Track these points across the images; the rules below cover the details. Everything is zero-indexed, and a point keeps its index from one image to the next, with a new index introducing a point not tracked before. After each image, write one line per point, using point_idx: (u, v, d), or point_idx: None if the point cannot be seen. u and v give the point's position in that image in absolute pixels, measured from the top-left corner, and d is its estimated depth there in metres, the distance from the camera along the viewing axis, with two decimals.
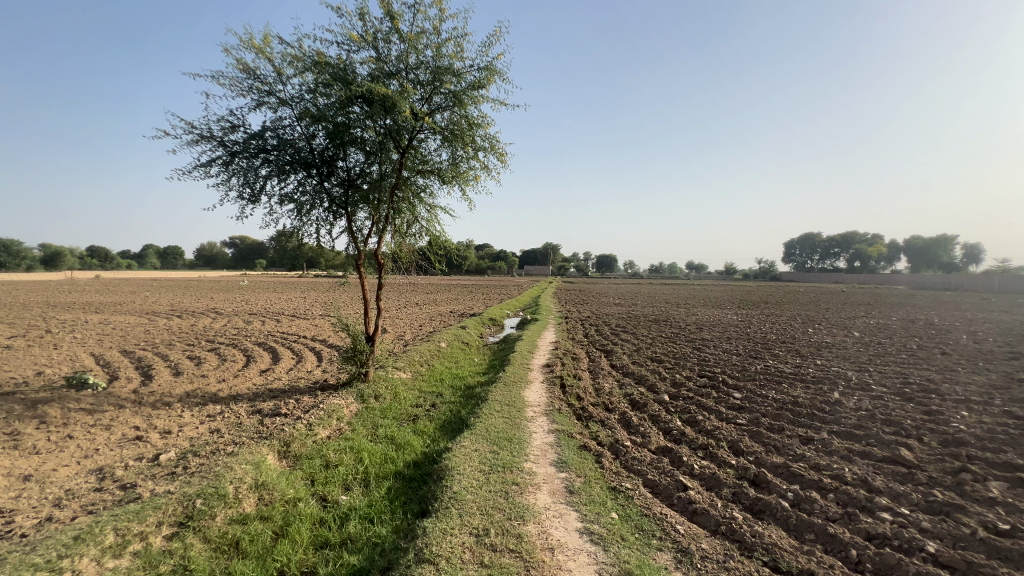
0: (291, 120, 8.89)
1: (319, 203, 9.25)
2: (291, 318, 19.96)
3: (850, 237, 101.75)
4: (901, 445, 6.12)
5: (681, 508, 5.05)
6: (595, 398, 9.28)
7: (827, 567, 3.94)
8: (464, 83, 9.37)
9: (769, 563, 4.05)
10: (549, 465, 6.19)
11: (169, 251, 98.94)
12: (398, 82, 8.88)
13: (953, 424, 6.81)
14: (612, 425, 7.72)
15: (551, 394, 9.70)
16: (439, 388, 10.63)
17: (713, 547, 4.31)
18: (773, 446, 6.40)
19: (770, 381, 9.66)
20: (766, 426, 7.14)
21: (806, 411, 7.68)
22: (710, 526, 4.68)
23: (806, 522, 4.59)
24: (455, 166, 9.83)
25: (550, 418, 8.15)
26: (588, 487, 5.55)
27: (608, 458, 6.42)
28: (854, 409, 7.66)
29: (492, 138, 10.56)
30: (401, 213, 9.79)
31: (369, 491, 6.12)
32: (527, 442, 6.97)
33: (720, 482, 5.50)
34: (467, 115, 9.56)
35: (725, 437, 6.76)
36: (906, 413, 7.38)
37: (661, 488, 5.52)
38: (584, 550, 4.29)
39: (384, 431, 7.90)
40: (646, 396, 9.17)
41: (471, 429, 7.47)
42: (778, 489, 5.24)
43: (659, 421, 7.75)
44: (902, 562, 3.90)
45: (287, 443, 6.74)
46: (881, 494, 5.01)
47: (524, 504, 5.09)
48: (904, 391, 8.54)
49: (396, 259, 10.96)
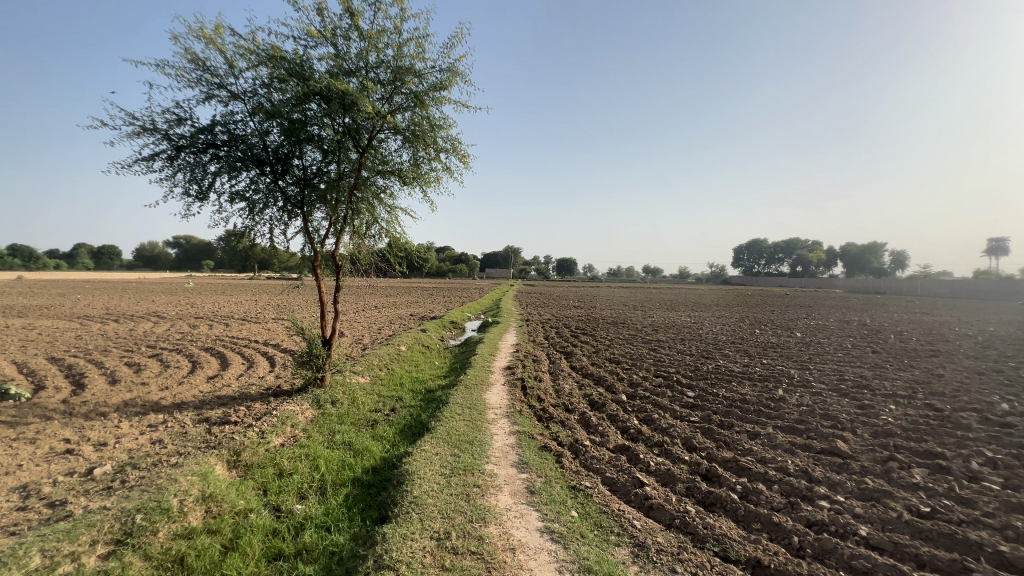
0: (243, 115, 8.54)
1: (273, 202, 8.94)
2: (240, 322, 19.06)
3: (793, 245, 108.77)
4: (837, 438, 6.57)
5: (637, 504, 5.21)
6: (555, 400, 9.41)
7: (771, 554, 4.18)
8: (426, 84, 9.31)
9: (719, 553, 4.25)
10: (510, 466, 6.23)
11: (104, 251, 92.44)
12: (357, 80, 8.71)
13: (882, 416, 7.39)
14: (571, 425, 7.85)
15: (512, 396, 9.76)
16: (399, 393, 10.45)
17: (667, 541, 4.47)
18: (723, 442, 6.72)
19: (721, 380, 10.12)
20: (717, 423, 7.48)
21: (753, 408, 8.10)
22: (665, 520, 4.86)
23: (753, 512, 4.84)
24: (417, 167, 9.76)
25: (511, 420, 8.20)
26: (549, 487, 5.62)
27: (568, 458, 6.54)
28: (796, 404, 8.16)
29: (454, 140, 10.57)
30: (360, 213, 9.61)
31: (326, 499, 5.95)
32: (487, 444, 6.99)
33: (674, 478, 5.72)
34: (428, 116, 9.52)
35: (679, 434, 7.03)
36: (842, 407, 7.94)
37: (619, 485, 5.67)
38: (544, 549, 4.35)
39: (341, 437, 7.69)
40: (604, 396, 9.38)
41: (431, 432, 7.42)
42: (728, 482, 5.51)
43: (617, 420, 7.96)
44: (838, 546, 4.19)
45: (237, 453, 6.45)
46: (820, 483, 5.36)
47: (485, 506, 5.10)
48: (840, 387, 9.18)
49: (355, 262, 10.72)
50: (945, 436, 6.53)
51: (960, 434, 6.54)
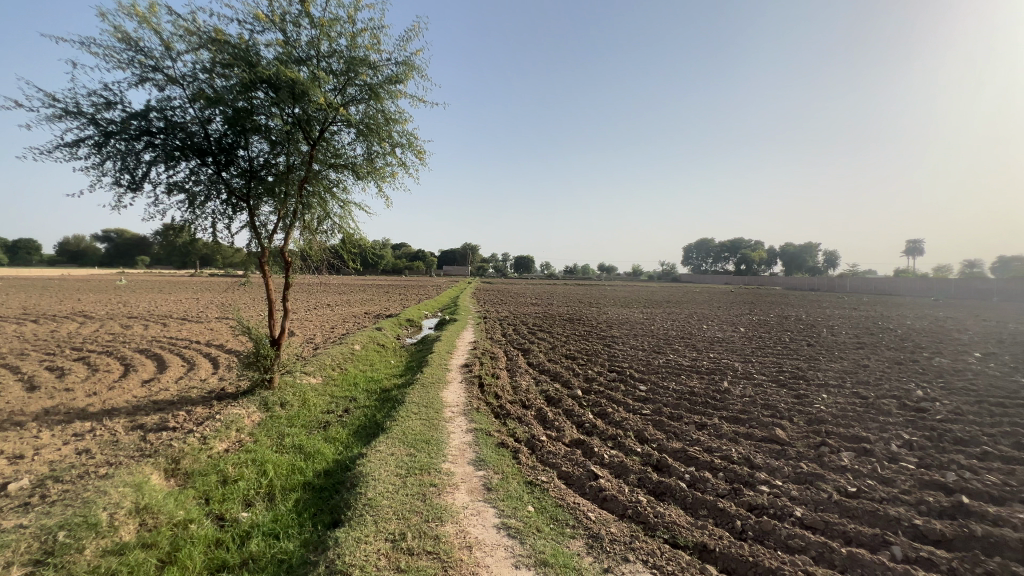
0: (182, 101, 8.00)
1: (216, 195, 8.45)
2: (179, 322, 17.88)
3: (737, 244, 114.79)
4: (776, 426, 7.00)
5: (592, 496, 5.33)
6: (512, 396, 9.45)
7: (716, 538, 4.39)
8: (381, 76, 9.08)
9: (668, 540, 4.43)
10: (467, 464, 6.21)
11: (21, 244, 84.28)
12: (307, 69, 8.36)
13: (815, 405, 7.95)
14: (528, 421, 7.92)
15: (469, 393, 9.73)
16: (352, 393, 10.18)
17: (620, 530, 4.60)
18: (673, 433, 7.00)
19: (671, 373, 10.54)
20: (667, 415, 7.78)
21: (700, 400, 8.47)
22: (618, 510, 5.00)
23: (700, 499, 5.07)
24: (371, 161, 9.53)
25: (468, 418, 8.17)
26: (505, 483, 5.65)
27: (524, 454, 6.59)
28: (739, 396, 8.62)
29: (409, 134, 10.40)
30: (311, 208, 9.27)
31: (274, 505, 5.72)
32: (444, 443, 6.93)
33: (627, 469, 5.89)
34: (383, 110, 9.30)
35: (632, 427, 7.25)
36: (780, 397, 8.47)
37: (574, 478, 5.78)
38: (500, 545, 4.38)
39: (291, 440, 7.41)
40: (560, 392, 9.53)
41: (386, 432, 7.28)
42: (677, 471, 5.74)
43: (572, 415, 8.11)
44: (776, 527, 4.46)
45: (176, 460, 6.06)
46: (760, 469, 5.69)
47: (442, 505, 5.05)
48: (779, 378, 9.80)
49: (306, 259, 10.30)
50: (869, 421, 7.11)
51: (882, 419, 7.13)
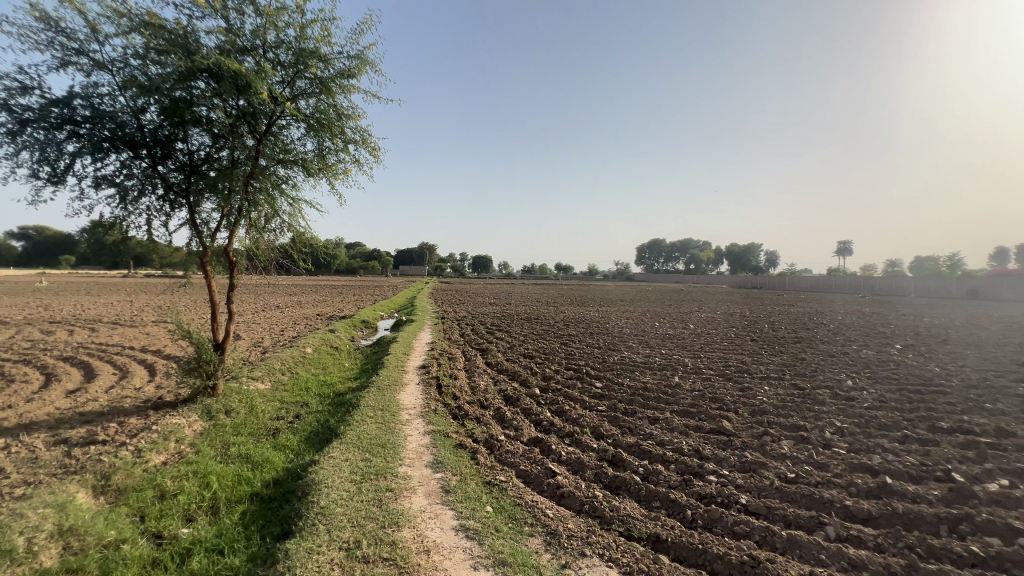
0: (110, 88, 7.41)
1: (150, 190, 7.88)
2: (109, 326, 16.55)
3: (686, 245, 119.66)
4: (723, 418, 7.34)
5: (550, 494, 5.39)
6: (471, 397, 9.40)
7: (668, 529, 4.55)
8: (332, 70, 8.79)
9: (624, 533, 4.54)
10: (424, 467, 6.12)
11: None
12: (253, 60, 7.98)
13: (759, 397, 8.40)
14: (486, 421, 7.90)
15: (426, 395, 9.59)
16: (304, 398, 9.79)
17: (578, 526, 4.68)
18: (627, 428, 7.19)
19: (626, 370, 10.84)
20: (622, 411, 8.00)
21: (653, 395, 8.76)
22: (576, 506, 5.08)
23: (653, 492, 5.24)
24: (322, 158, 9.21)
25: (425, 420, 8.06)
26: (464, 485, 5.61)
27: (483, 454, 6.58)
28: (689, 390, 8.98)
29: (363, 131, 10.14)
30: (258, 205, 8.81)
31: (218, 518, 5.42)
32: (401, 446, 6.80)
33: (584, 465, 6.00)
34: (335, 105, 9.01)
35: (588, 424, 7.40)
36: (726, 390, 8.89)
37: (532, 476, 5.83)
38: (459, 547, 4.35)
39: (237, 449, 7.04)
40: (519, 391, 9.57)
41: (341, 437, 7.06)
42: (631, 465, 5.91)
43: (530, 414, 8.17)
44: (723, 515, 4.68)
45: (107, 476, 5.62)
46: (709, 460, 5.94)
47: (398, 510, 4.95)
48: (726, 373, 10.28)
49: (252, 258, 9.82)
50: (805, 410, 7.60)
51: (817, 408, 7.64)
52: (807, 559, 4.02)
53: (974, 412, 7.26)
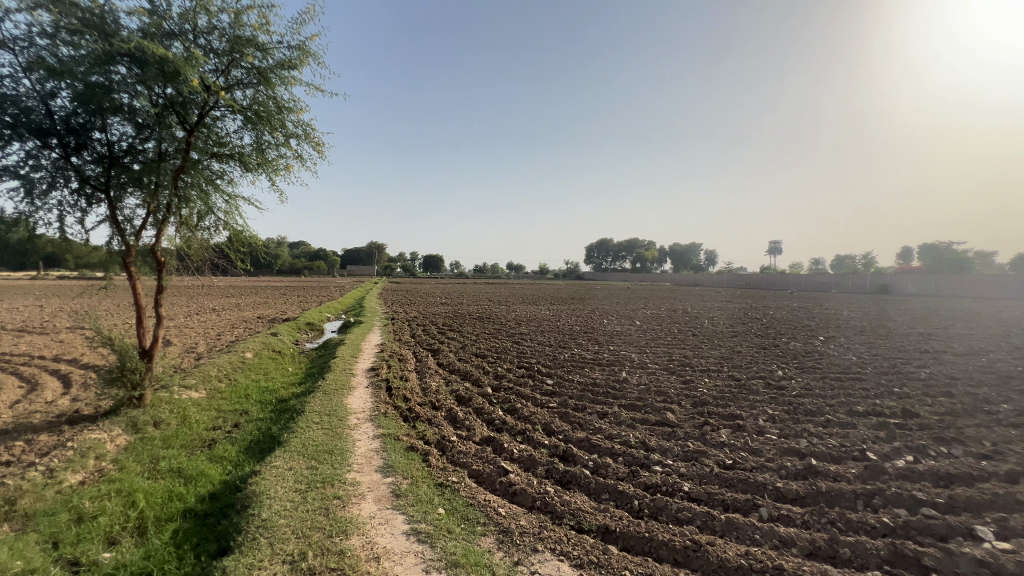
0: (13, 70, 6.67)
1: (62, 183, 7.17)
2: (13, 335, 14.86)
3: (633, 244, 124.01)
4: (667, 410, 7.67)
5: (502, 492, 5.41)
6: (422, 398, 9.25)
7: (617, 519, 4.69)
8: (271, 60, 8.36)
9: (574, 526, 4.64)
10: (373, 472, 5.95)
11: None
12: (181, 46, 7.43)
13: (699, 388, 8.85)
14: (438, 423, 7.81)
15: (375, 398, 9.34)
16: (243, 406, 9.24)
17: (530, 522, 4.73)
18: (577, 423, 7.35)
19: (576, 367, 11.07)
20: (572, 406, 8.17)
21: (602, 390, 9.01)
22: (527, 503, 5.14)
23: (602, 484, 5.39)
24: (261, 152, 8.75)
25: (374, 423, 7.85)
26: (415, 488, 5.52)
27: (434, 456, 6.49)
28: (636, 384, 9.32)
29: (306, 125, 9.74)
30: (190, 202, 8.22)
31: (146, 540, 5.02)
32: (349, 452, 6.59)
33: (535, 462, 6.07)
34: (275, 97, 8.59)
35: (540, 421, 7.50)
36: (670, 383, 9.30)
37: (484, 476, 5.83)
38: (410, 551, 4.27)
39: (167, 463, 6.55)
40: (470, 390, 9.55)
41: (284, 445, 6.75)
42: (582, 460, 6.04)
43: (482, 413, 8.16)
44: (668, 503, 4.88)
45: (11, 502, 5.05)
46: (654, 451, 6.19)
47: (347, 518, 4.79)
48: (670, 367, 10.74)
49: (183, 258, 9.18)
50: (741, 400, 8.09)
51: (752, 398, 8.15)
52: (743, 540, 4.28)
53: (884, 396, 8.02)
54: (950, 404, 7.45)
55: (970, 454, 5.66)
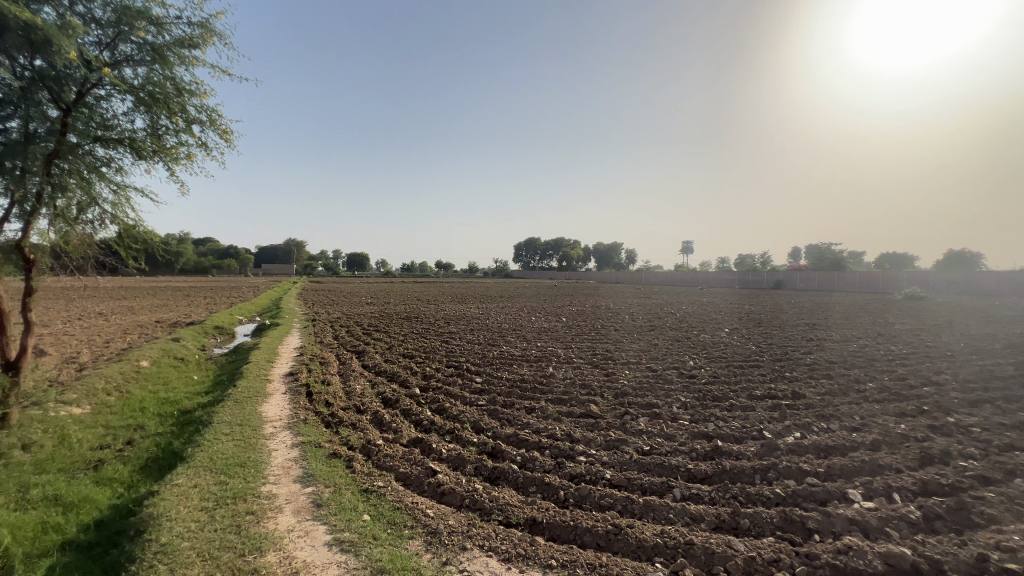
0: None
1: None
2: None
3: (559, 244, 127.73)
4: (591, 402, 8.01)
5: (430, 493, 5.34)
6: (345, 402, 8.87)
7: (543, 511, 4.82)
8: (168, 36, 7.55)
9: (503, 521, 4.70)
10: (292, 482, 5.61)
11: None
12: (54, 11, 6.50)
13: (620, 380, 9.32)
14: (363, 427, 7.53)
15: (294, 404, 8.81)
16: (138, 420, 8.29)
17: (458, 521, 4.72)
18: (506, 419, 7.45)
19: (504, 364, 11.19)
20: (501, 403, 8.25)
21: (530, 386, 9.18)
22: (456, 502, 5.11)
23: (529, 478, 5.51)
24: (157, 138, 7.89)
25: (292, 431, 7.40)
26: (337, 496, 5.28)
27: (359, 461, 6.25)
28: (562, 379, 9.61)
29: (210, 110, 8.94)
30: (68, 191, 7.23)
31: None
32: (264, 463, 6.15)
33: (464, 460, 6.06)
34: (173, 78, 7.78)
35: (468, 419, 7.50)
36: (594, 376, 9.70)
37: (411, 478, 5.71)
38: (333, 563, 4.09)
39: (41, 491, 5.70)
40: (398, 392, 9.31)
41: (188, 461, 6.15)
42: (510, 455, 6.13)
43: (410, 414, 7.98)
44: (591, 491, 5.10)
45: None
46: (578, 442, 6.43)
47: (261, 534, 4.48)
48: (593, 361, 11.19)
49: (59, 255, 8.06)
50: (657, 389, 8.65)
51: (667, 387, 8.75)
52: (659, 520, 4.58)
53: (777, 380, 8.97)
54: (829, 385, 8.51)
55: (844, 428, 6.50)
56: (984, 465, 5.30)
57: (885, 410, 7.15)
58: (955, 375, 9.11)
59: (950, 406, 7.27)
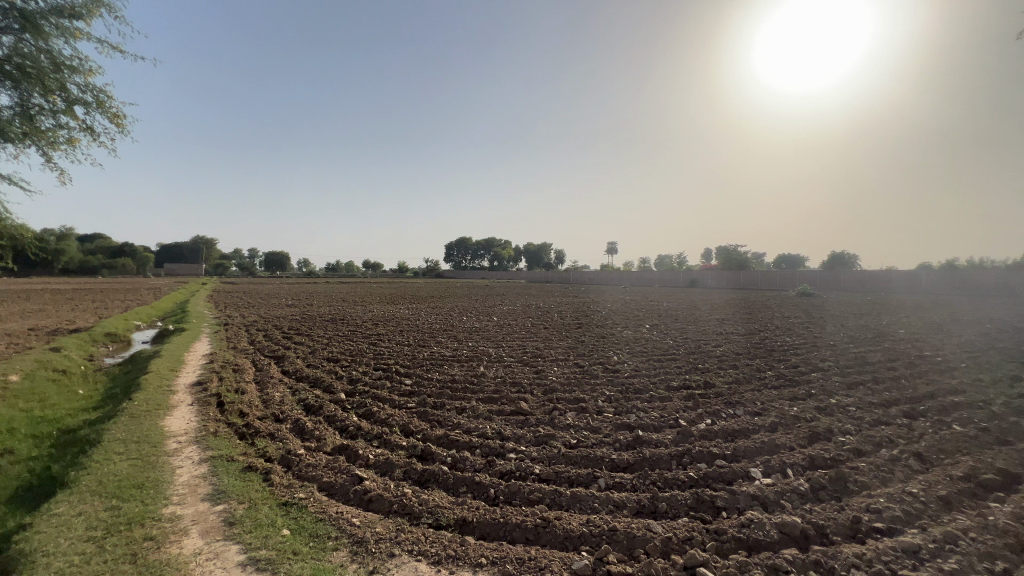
0: None
1: None
2: None
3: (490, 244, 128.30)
4: (521, 399, 8.14)
5: (356, 502, 5.14)
6: (262, 411, 8.28)
7: (474, 510, 4.82)
8: (43, 4, 6.66)
9: (433, 524, 4.64)
10: (200, 501, 5.15)
11: None
12: None
13: (550, 377, 9.56)
14: (282, 436, 7.08)
15: (203, 416, 8.07)
16: (6, 444, 7.17)
17: (386, 528, 4.59)
18: (436, 421, 7.35)
19: (435, 364, 11.05)
20: (431, 404, 8.13)
21: (460, 386, 9.14)
22: (384, 508, 4.97)
23: (459, 478, 5.48)
24: (28, 118, 6.92)
25: (200, 446, 6.77)
26: (253, 512, 4.93)
27: (277, 473, 5.87)
28: (492, 378, 9.67)
29: (97, 90, 7.99)
30: None
31: None
32: (167, 482, 5.59)
33: (392, 465, 5.90)
34: (49, 50, 6.88)
35: (397, 422, 7.31)
36: (524, 374, 9.86)
37: (336, 487, 5.46)
38: None
39: None
40: (321, 398, 8.86)
41: (72, 486, 5.43)
42: (440, 457, 6.06)
43: (335, 421, 7.63)
44: (521, 487, 5.18)
45: None
46: (508, 439, 6.51)
47: (163, 561, 4.07)
48: (524, 359, 11.39)
49: None
50: (584, 384, 8.99)
51: (593, 382, 9.11)
52: (585, 510, 4.76)
53: (691, 372, 9.67)
54: (736, 374, 9.33)
55: (748, 413, 7.16)
56: (858, 439, 6.08)
57: (781, 394, 7.98)
58: (836, 361, 10.37)
59: (832, 389, 8.27)
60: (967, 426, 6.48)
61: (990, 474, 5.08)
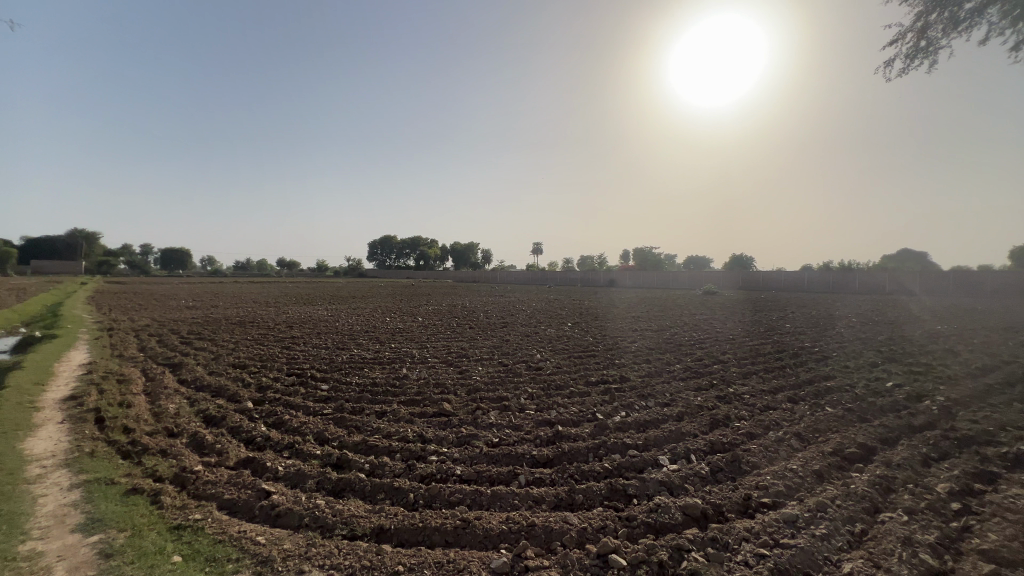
0: None
1: None
2: None
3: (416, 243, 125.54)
4: (444, 400, 8.03)
5: (262, 518, 4.76)
6: (153, 426, 7.42)
7: (392, 517, 4.67)
8: None
9: (347, 535, 4.42)
10: (70, 533, 4.49)
11: None
12: None
13: (474, 377, 9.52)
14: (177, 452, 6.39)
15: (77, 435, 7.06)
16: None
17: (296, 543, 4.30)
18: (354, 427, 7.04)
19: (354, 368, 10.58)
20: (349, 410, 7.77)
21: (381, 390, 8.83)
22: (294, 522, 4.66)
23: (377, 485, 5.28)
24: None
25: (72, 469, 5.91)
26: (137, 539, 4.39)
27: (170, 494, 5.29)
28: (415, 379, 9.44)
29: None
30: None
31: None
32: (26, 514, 4.82)
33: (305, 476, 5.55)
34: None
35: (311, 430, 6.90)
36: (448, 375, 9.73)
37: (239, 504, 5.03)
38: None
39: None
40: (225, 407, 8.13)
41: None
42: (357, 464, 5.80)
43: (240, 432, 7.03)
44: (441, 489, 5.10)
45: None
46: (430, 441, 6.39)
47: None
48: (448, 359, 11.25)
49: None
50: (508, 383, 9.07)
51: (516, 380, 9.23)
52: (505, 507, 4.79)
53: (609, 367, 10.12)
54: (649, 368, 9.91)
55: (658, 404, 7.62)
56: (751, 423, 6.72)
57: (687, 386, 8.60)
58: (735, 354, 11.38)
59: (731, 379, 9.07)
60: (836, 407, 7.41)
61: (853, 448, 5.84)
